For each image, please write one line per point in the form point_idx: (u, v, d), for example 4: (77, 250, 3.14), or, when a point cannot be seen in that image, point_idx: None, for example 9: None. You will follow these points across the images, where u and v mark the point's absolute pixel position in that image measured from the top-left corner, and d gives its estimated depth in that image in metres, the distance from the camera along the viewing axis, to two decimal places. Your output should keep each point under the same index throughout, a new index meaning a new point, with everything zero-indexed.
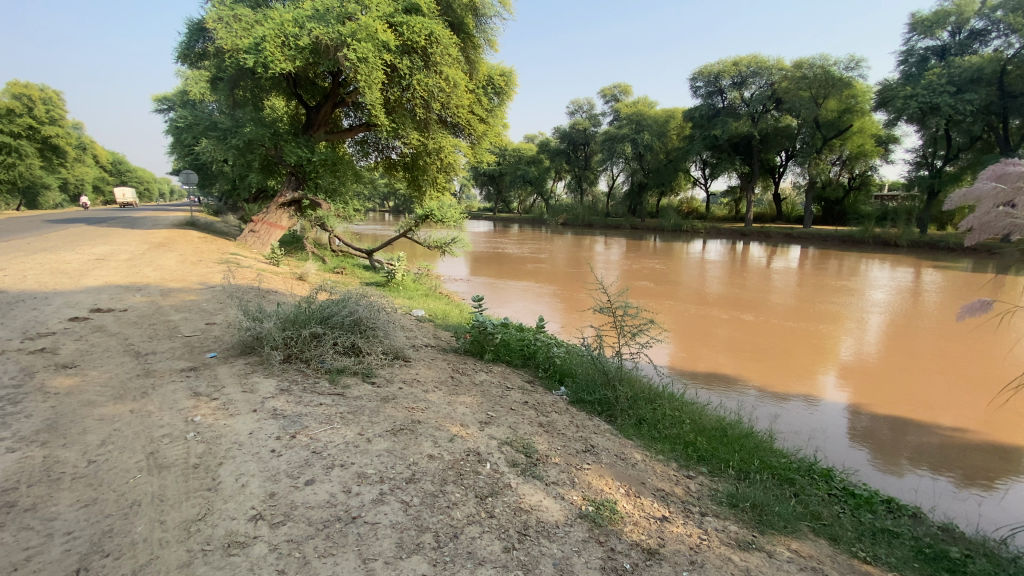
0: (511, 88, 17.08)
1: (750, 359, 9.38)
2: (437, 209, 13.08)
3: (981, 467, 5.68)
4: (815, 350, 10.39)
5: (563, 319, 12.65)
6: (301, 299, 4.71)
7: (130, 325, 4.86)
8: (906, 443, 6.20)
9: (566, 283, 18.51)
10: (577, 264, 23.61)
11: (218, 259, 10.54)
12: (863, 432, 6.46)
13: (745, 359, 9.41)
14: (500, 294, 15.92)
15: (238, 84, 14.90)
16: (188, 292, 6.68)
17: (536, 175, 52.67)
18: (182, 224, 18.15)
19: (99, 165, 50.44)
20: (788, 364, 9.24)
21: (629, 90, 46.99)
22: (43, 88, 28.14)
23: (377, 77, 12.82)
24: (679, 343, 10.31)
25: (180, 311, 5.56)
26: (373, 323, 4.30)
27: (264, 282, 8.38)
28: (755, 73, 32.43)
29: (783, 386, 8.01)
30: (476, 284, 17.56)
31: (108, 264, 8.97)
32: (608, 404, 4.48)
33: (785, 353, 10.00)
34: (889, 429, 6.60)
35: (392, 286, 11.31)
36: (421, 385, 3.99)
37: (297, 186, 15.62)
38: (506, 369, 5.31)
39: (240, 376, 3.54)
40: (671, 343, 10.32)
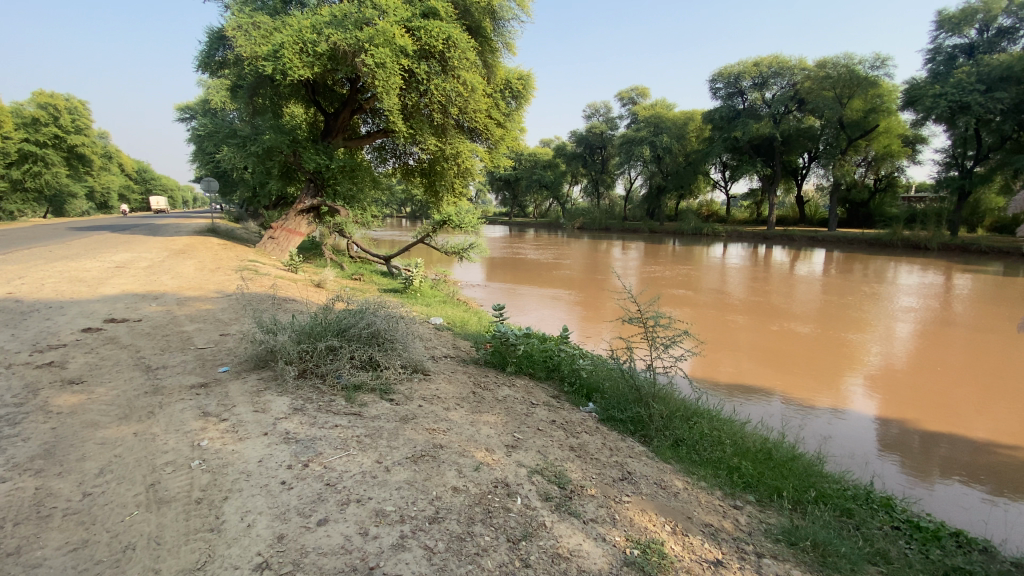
0: (529, 92, 16.87)
1: (773, 367, 9.01)
2: (455, 215, 12.91)
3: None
4: (842, 357, 9.93)
5: (582, 327, 12.35)
6: (317, 309, 4.52)
7: (143, 336, 4.72)
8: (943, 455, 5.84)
9: (585, 289, 18.20)
10: (595, 269, 23.28)
11: (236, 266, 10.51)
12: (896, 442, 6.07)
13: (768, 366, 9.04)
14: (518, 300, 15.68)
15: (257, 92, 14.99)
16: (204, 301, 6.58)
17: (552, 179, 52.43)
18: (203, 231, 18.34)
19: (125, 174, 51.79)
20: (814, 372, 8.85)
21: (647, 92, 46.52)
22: (69, 99, 28.92)
23: (394, 82, 12.75)
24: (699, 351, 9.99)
25: (195, 321, 5.43)
26: (391, 336, 4.07)
27: (280, 289, 8.28)
28: (777, 73, 31.75)
29: (808, 395, 7.64)
30: (494, 290, 17.35)
31: (127, 272, 8.96)
32: (642, 423, 4.19)
33: (810, 360, 9.59)
34: (925, 441, 6.19)
35: (410, 293, 11.15)
36: (444, 403, 3.74)
37: (315, 193, 15.54)
38: (531, 383, 5.03)
39: (252, 394, 3.33)
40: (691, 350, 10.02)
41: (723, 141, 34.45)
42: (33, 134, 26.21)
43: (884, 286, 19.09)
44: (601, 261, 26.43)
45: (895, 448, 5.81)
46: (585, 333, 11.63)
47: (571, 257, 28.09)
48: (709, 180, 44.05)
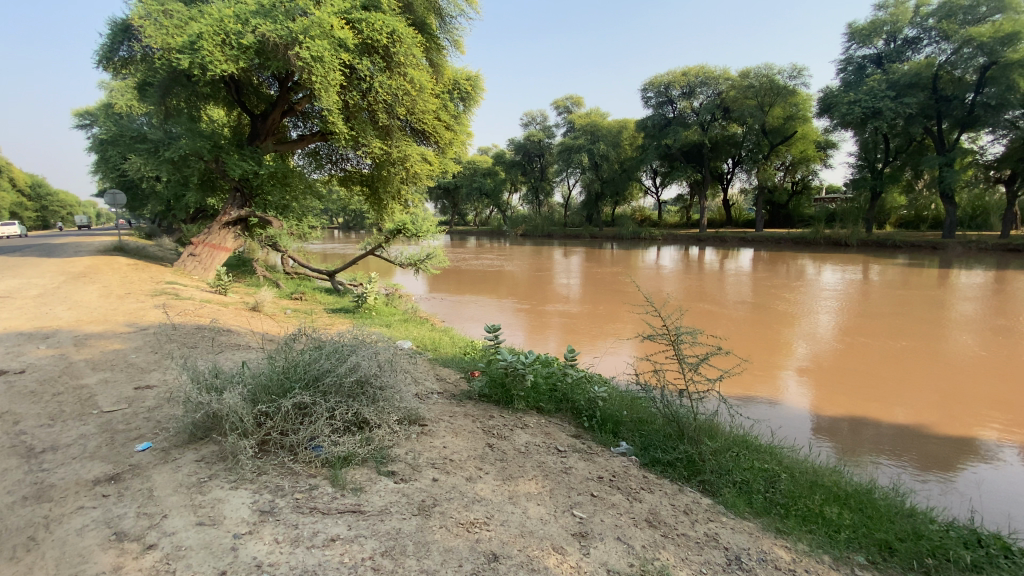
0: (478, 94, 16.10)
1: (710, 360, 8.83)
2: (409, 221, 11.74)
3: (949, 461, 5.17)
4: (775, 348, 9.98)
5: (527, 333, 11.95)
6: (276, 348, 3.40)
7: (21, 397, 3.39)
8: (868, 433, 5.83)
9: (529, 296, 17.76)
10: (538, 275, 22.98)
11: (152, 289, 8.90)
12: (826, 429, 5.93)
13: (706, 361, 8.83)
14: (471, 311, 14.80)
15: (170, 92, 13.13)
16: (110, 339, 5.17)
17: (492, 187, 51.74)
18: (108, 249, 16.00)
19: (9, 189, 45.81)
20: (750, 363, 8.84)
21: (581, 101, 47.18)
22: None
23: (335, 78, 11.58)
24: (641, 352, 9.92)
25: (101, 369, 4.11)
26: (383, 382, 3.06)
27: (210, 317, 6.92)
28: (704, 83, 32.71)
29: (746, 385, 7.47)
30: (444, 302, 16.31)
31: (7, 303, 7.24)
32: (697, 464, 3.46)
33: (746, 353, 9.63)
34: (849, 425, 6.08)
35: (364, 312, 9.98)
36: (464, 472, 2.78)
37: (242, 204, 13.90)
38: (544, 421, 4.15)
39: (191, 489, 2.24)
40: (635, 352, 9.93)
41: (657, 148, 35.37)
42: None
43: (807, 282, 19.93)
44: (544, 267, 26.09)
45: (829, 436, 5.65)
46: (530, 340, 11.18)
47: (518, 264, 27.60)
48: (643, 186, 45.28)
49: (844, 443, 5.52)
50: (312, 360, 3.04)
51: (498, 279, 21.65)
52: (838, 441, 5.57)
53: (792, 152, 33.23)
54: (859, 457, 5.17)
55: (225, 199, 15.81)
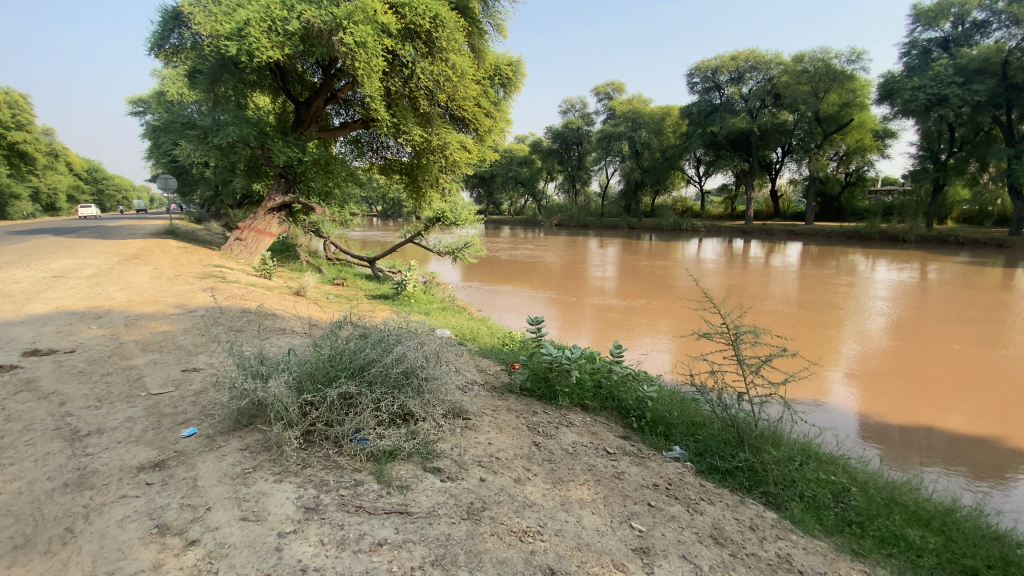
0: (519, 80, 15.78)
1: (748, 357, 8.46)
2: (449, 210, 11.66)
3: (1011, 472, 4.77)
4: (820, 346, 9.51)
5: (560, 324, 11.81)
6: (321, 336, 3.33)
7: (72, 378, 3.45)
8: (918, 439, 5.45)
9: (563, 286, 17.55)
10: (572, 266, 22.69)
11: (200, 272, 9.16)
12: (874, 431, 5.59)
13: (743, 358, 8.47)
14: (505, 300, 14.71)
15: (219, 81, 13.42)
16: (159, 320, 5.29)
17: (528, 176, 51.25)
18: (160, 233, 16.69)
19: (73, 174, 48.60)
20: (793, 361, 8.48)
21: (622, 87, 46.04)
22: (8, 92, 26.70)
23: (377, 64, 11.56)
24: (677, 347, 9.70)
25: (149, 350, 4.18)
26: (430, 374, 2.94)
27: (255, 301, 7.05)
28: (753, 68, 31.23)
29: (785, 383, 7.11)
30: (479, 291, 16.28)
31: (67, 283, 7.58)
32: (760, 473, 3.24)
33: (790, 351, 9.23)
34: (899, 428, 5.70)
35: (402, 300, 10.01)
36: (512, 472, 2.63)
37: (286, 190, 14.08)
38: (590, 420, 3.97)
39: (235, 480, 2.17)
40: (671, 346, 9.72)
41: (701, 136, 34.16)
42: None
43: (858, 278, 18.90)
44: (580, 257, 25.82)
45: (876, 439, 5.31)
46: (564, 330, 11.09)
47: (553, 254, 27.34)
48: (684, 175, 43.93)
49: (892, 447, 5.18)
50: (358, 349, 2.95)
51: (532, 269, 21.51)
52: (886, 445, 5.23)
53: (847, 141, 31.01)
54: (908, 463, 4.84)
55: (270, 185, 16.19)
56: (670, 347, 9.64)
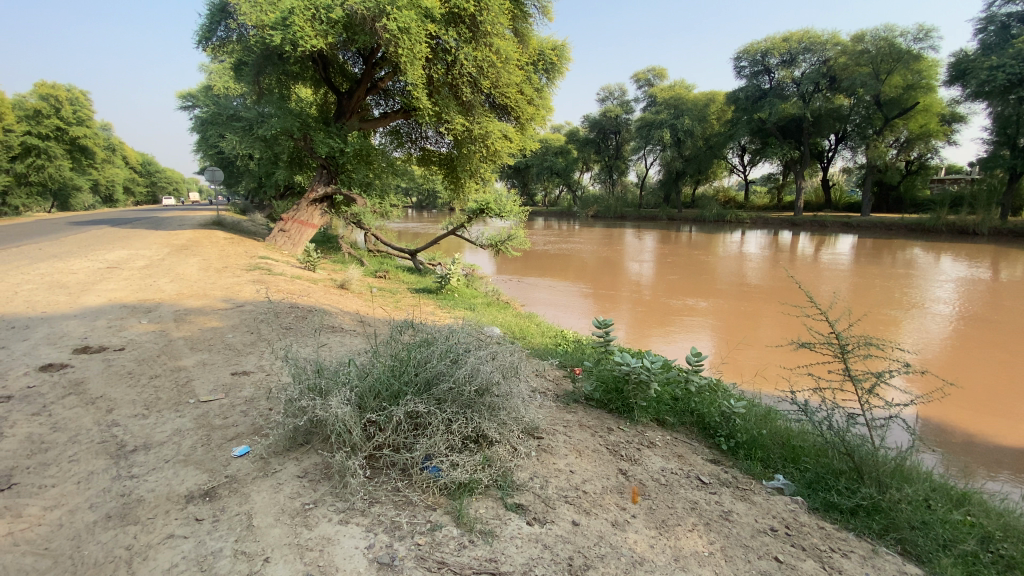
0: (563, 65, 15.09)
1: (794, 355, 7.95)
2: (494, 201, 11.19)
3: None
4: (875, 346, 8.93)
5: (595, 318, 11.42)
6: (379, 342, 2.99)
7: (120, 380, 3.25)
8: (986, 442, 4.95)
9: (598, 279, 17.02)
10: (608, 258, 22.12)
11: (247, 264, 9.13)
12: (935, 432, 5.11)
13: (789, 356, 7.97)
14: (540, 293, 14.33)
15: (263, 72, 13.35)
16: (208, 315, 5.12)
17: (564, 166, 50.25)
18: (208, 224, 17.03)
19: (130, 167, 50.89)
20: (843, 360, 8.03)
21: (664, 73, 44.38)
22: (70, 89, 27.99)
23: (420, 50, 11.26)
24: (720, 344, 9.39)
25: (198, 350, 3.97)
26: (504, 391, 2.57)
27: (303, 295, 6.87)
28: (808, 49, 29.22)
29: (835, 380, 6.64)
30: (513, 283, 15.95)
31: (120, 274, 7.61)
32: (888, 514, 2.78)
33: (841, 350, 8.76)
34: (966, 429, 5.22)
35: (445, 294, 9.69)
36: (607, 513, 2.25)
37: (328, 181, 13.97)
38: (672, 439, 3.53)
39: (295, 519, 1.87)
40: (713, 343, 9.43)
41: (748, 123, 32.59)
42: (35, 126, 25.38)
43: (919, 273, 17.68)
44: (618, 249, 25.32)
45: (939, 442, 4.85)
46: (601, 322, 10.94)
47: (588, 246, 26.72)
48: (728, 165, 42.15)
49: (956, 452, 4.72)
50: (424, 361, 2.59)
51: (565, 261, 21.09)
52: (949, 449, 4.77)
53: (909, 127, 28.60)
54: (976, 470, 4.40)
55: (312, 176, 16.24)
56: (712, 343, 9.35)
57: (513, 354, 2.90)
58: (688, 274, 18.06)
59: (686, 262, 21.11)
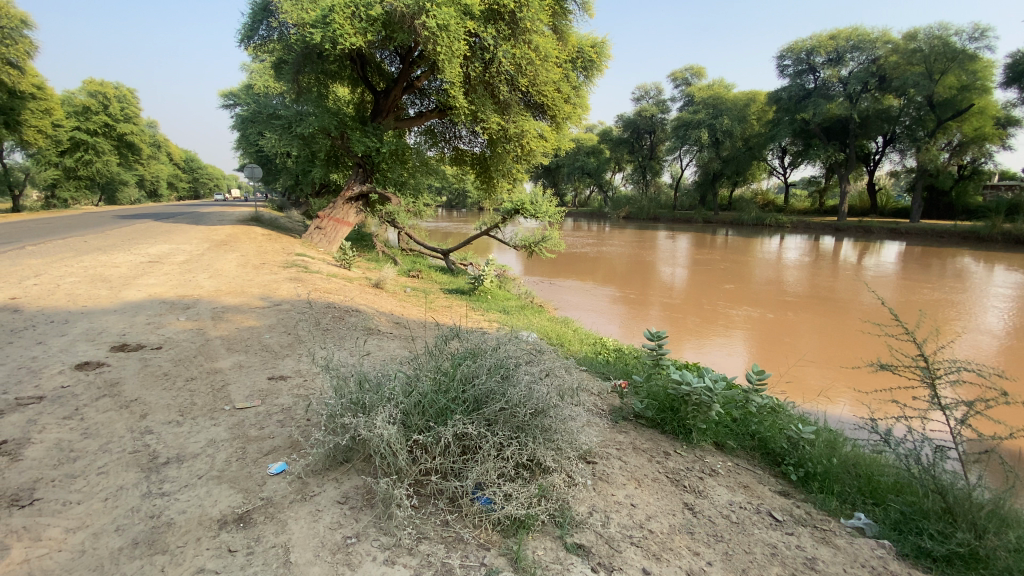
0: (603, 62, 14.65)
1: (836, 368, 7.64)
2: (530, 202, 10.88)
3: None
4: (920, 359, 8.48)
5: (624, 321, 11.15)
6: (424, 352, 2.80)
7: (155, 382, 3.16)
8: None
9: (627, 282, 16.67)
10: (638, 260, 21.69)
11: (283, 261, 9.18)
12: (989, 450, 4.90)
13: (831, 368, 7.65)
14: (568, 295, 14.08)
15: (302, 71, 13.47)
16: (245, 314, 5.06)
17: (596, 166, 49.58)
18: (246, 220, 17.37)
19: (173, 163, 52.80)
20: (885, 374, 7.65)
21: (702, 72, 43.27)
22: (119, 87, 29.14)
23: (458, 48, 11.13)
24: (754, 354, 9.05)
25: (235, 350, 3.88)
26: (563, 413, 2.32)
27: (339, 294, 6.80)
28: (856, 47, 27.86)
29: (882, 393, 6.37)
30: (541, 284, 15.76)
31: (161, 269, 7.71)
32: (993, 567, 2.44)
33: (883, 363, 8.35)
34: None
35: (479, 296, 9.49)
36: (679, 560, 2.00)
37: (364, 180, 14.08)
38: (735, 467, 3.24)
39: (337, 556, 1.69)
40: (746, 353, 9.09)
41: (790, 124, 31.05)
42: (84, 122, 26.75)
43: (973, 281, 16.73)
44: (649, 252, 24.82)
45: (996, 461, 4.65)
46: (628, 326, 10.72)
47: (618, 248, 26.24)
48: (767, 167, 40.78)
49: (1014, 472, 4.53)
50: (472, 377, 2.37)
51: (594, 263, 20.78)
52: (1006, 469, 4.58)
53: (962, 130, 26.49)
54: None
55: (346, 175, 16.36)
56: (745, 353, 9.02)
57: (569, 370, 2.64)
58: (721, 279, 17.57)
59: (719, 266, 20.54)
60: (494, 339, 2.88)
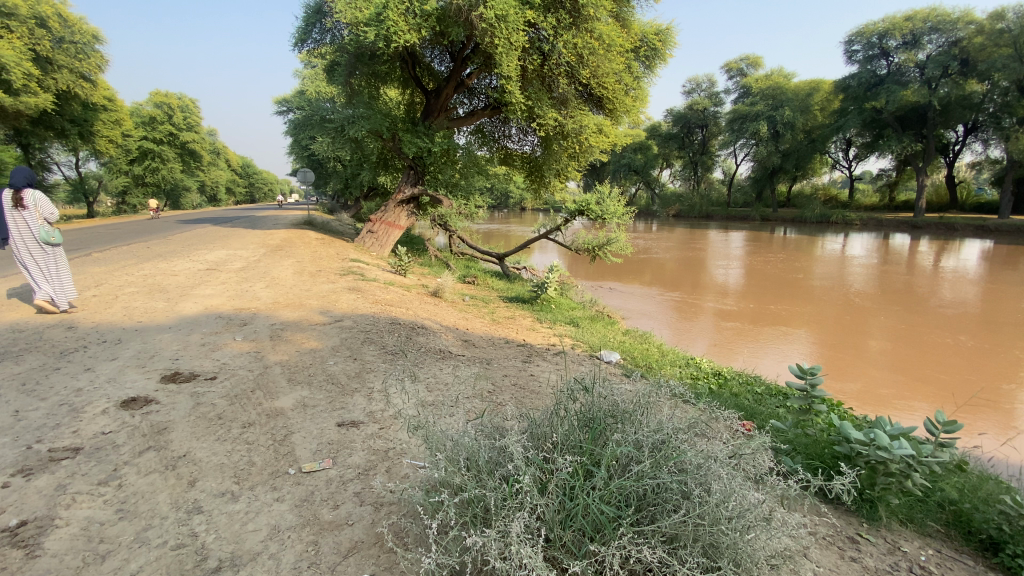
0: (666, 51, 13.58)
1: (909, 385, 7.06)
2: (596, 203, 10.01)
3: None
4: (1007, 375, 7.57)
5: (672, 323, 10.52)
6: (552, 408, 2.14)
7: (209, 430, 2.64)
8: None
9: (675, 282, 15.90)
10: (688, 259, 20.76)
11: (339, 267, 8.80)
12: None
13: (903, 385, 7.08)
14: (614, 296, 13.53)
15: (353, 73, 13.14)
16: (304, 333, 4.56)
17: (643, 164, 46.69)
18: (300, 223, 17.44)
19: (231, 169, 55.03)
20: (964, 391, 6.86)
21: (759, 61, 40.82)
22: (181, 97, 30.33)
23: (517, 40, 10.51)
24: (815, 357, 8.34)
25: (296, 383, 3.32)
26: (781, 525, 1.57)
27: (400, 306, 6.28)
28: (935, 29, 25.04)
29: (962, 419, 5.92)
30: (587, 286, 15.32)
31: (218, 277, 7.46)
32: None
33: (966, 376, 7.47)
34: None
35: (541, 305, 8.75)
36: None
37: (415, 182, 13.58)
38: (948, 561, 2.42)
39: None
40: (806, 356, 8.38)
41: (859, 114, 28.36)
42: (150, 131, 28.03)
43: None
44: (700, 250, 23.75)
45: None
46: (677, 327, 10.13)
47: (666, 247, 25.24)
48: (832, 160, 38.10)
49: None
50: (635, 465, 1.66)
51: (640, 262, 20.10)
52: None
53: None
54: None
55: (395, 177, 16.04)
56: (804, 357, 8.27)
57: (763, 441, 1.86)
58: (778, 277, 16.54)
59: (773, 264, 19.48)
60: (639, 391, 2.13)
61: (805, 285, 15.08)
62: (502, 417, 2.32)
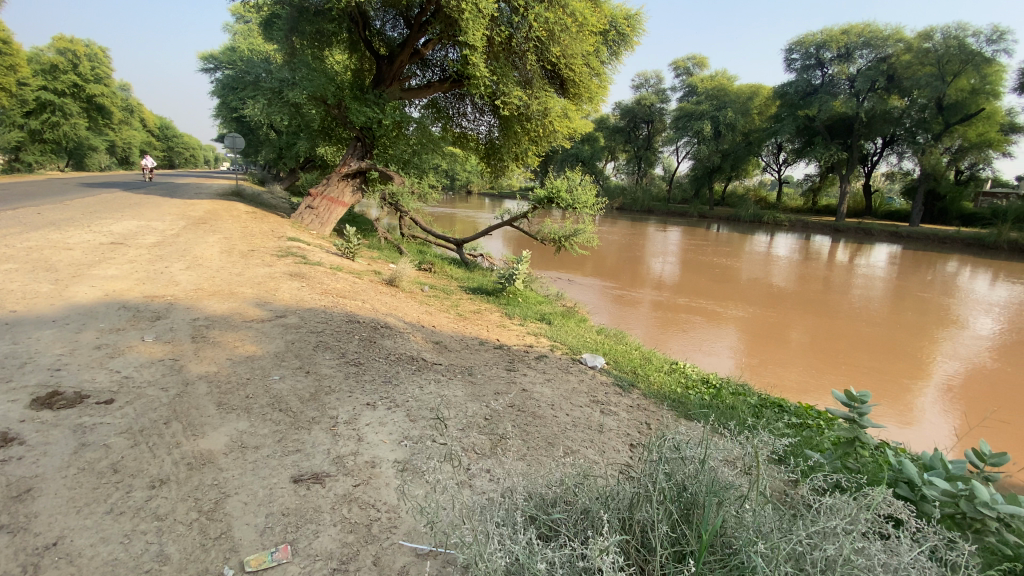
0: (634, 37, 13.12)
1: (824, 372, 7.34)
2: (566, 190, 9.48)
3: None
4: (907, 366, 7.94)
5: (611, 311, 10.47)
6: (631, 483, 1.54)
7: (101, 492, 1.81)
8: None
9: (616, 273, 15.97)
10: (630, 252, 21.04)
11: (278, 248, 7.67)
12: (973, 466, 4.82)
13: (820, 371, 7.34)
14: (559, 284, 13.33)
15: (297, 29, 11.72)
16: (239, 333, 3.63)
17: (591, 154, 47.30)
18: (227, 194, 15.59)
19: (147, 130, 49.40)
20: (871, 379, 7.17)
21: (705, 62, 41.84)
22: (88, 44, 26.53)
23: (485, 7, 9.60)
24: (742, 344, 8.51)
25: (229, 412, 2.46)
26: None
27: (355, 298, 5.39)
28: (867, 44, 26.21)
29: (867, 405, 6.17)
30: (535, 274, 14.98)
31: (125, 253, 6.17)
32: None
33: (870, 365, 7.84)
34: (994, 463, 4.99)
35: (505, 298, 8.11)
36: None
37: (363, 155, 12.44)
38: None
39: None
40: (734, 343, 8.55)
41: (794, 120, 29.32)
42: (50, 81, 24.29)
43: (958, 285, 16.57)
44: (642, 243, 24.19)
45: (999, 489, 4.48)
46: (617, 315, 10.09)
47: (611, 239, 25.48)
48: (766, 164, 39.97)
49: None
50: None
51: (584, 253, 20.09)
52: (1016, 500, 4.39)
53: (965, 135, 24.85)
54: None
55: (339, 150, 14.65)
56: (732, 344, 8.43)
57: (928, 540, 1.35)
58: (712, 270, 17.06)
59: (706, 258, 20.15)
60: None
61: (735, 279, 15.61)
62: (547, 485, 1.69)
